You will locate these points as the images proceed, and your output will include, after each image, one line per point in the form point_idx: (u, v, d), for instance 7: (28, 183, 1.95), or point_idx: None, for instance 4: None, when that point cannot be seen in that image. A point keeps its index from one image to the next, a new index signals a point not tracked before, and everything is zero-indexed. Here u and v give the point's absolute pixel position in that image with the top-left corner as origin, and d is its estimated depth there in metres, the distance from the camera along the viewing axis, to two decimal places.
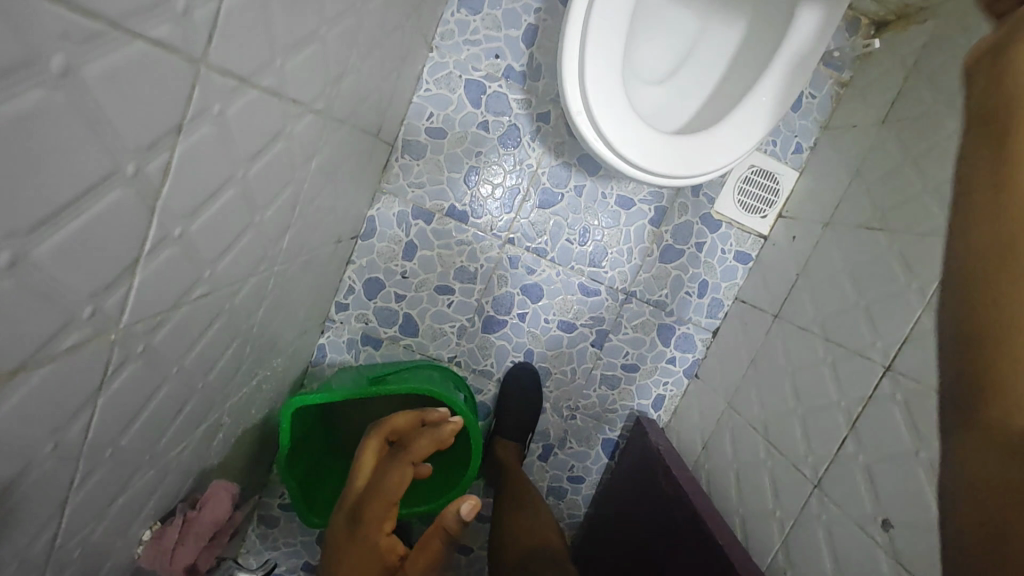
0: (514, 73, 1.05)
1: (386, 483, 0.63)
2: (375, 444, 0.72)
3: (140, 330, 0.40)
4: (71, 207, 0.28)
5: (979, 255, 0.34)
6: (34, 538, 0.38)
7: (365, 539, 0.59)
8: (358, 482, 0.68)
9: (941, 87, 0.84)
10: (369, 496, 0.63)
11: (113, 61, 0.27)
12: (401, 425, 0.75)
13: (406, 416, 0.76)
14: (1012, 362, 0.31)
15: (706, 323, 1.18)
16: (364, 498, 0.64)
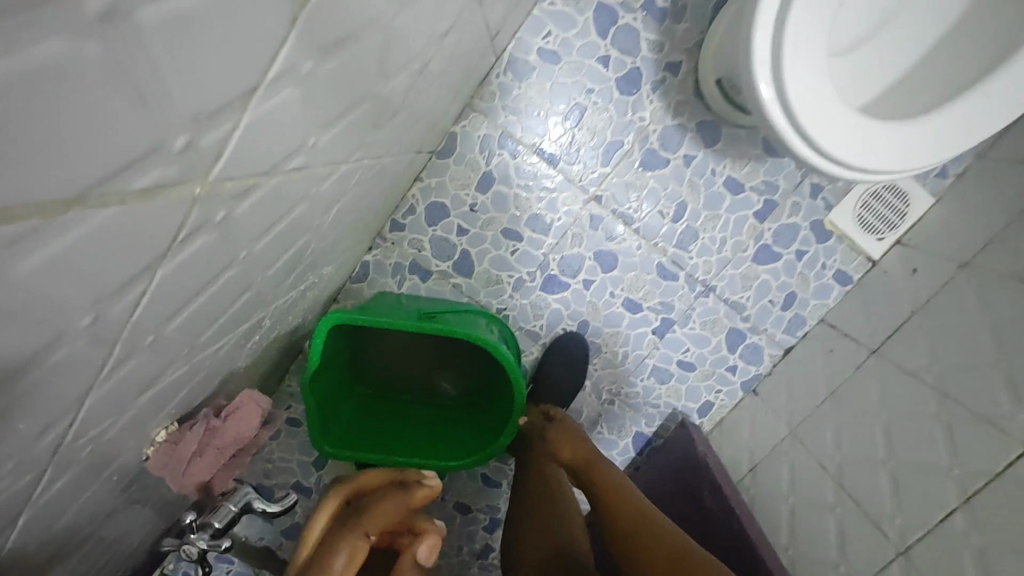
0: (655, 8, 0.91)
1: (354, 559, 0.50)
2: (331, 497, 0.58)
3: (226, 192, 0.30)
4: None
5: None
6: (45, 432, 0.29)
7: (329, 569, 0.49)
8: (302, 544, 0.53)
9: None
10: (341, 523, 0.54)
11: None
12: (370, 479, 0.62)
13: (378, 472, 0.63)
14: None
15: (781, 339, 1.07)
16: (326, 538, 0.52)
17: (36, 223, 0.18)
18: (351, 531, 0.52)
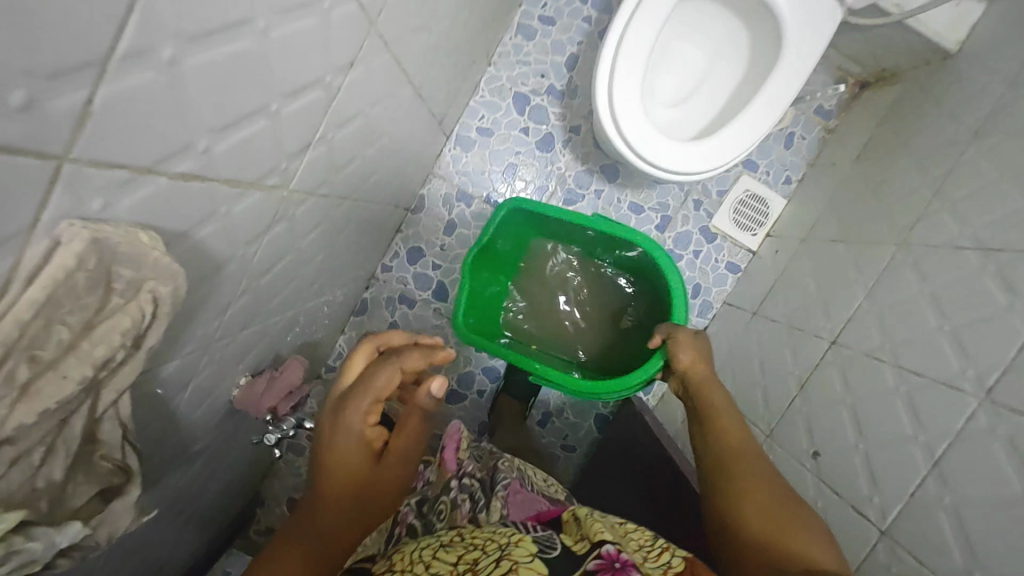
0: (554, 91, 1.27)
1: (346, 422, 0.63)
2: (363, 346, 0.74)
3: (292, 198, 0.60)
4: (306, 91, 0.49)
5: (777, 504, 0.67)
6: (213, 322, 0.57)
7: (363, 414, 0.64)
8: (343, 379, 0.72)
9: (900, 134, 1.05)
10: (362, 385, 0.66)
11: (345, 12, 0.48)
12: (394, 339, 0.76)
13: (400, 335, 0.77)
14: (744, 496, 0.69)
15: (696, 322, 1.35)
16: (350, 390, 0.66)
17: (245, 190, 0.49)
18: (389, 369, 0.66)
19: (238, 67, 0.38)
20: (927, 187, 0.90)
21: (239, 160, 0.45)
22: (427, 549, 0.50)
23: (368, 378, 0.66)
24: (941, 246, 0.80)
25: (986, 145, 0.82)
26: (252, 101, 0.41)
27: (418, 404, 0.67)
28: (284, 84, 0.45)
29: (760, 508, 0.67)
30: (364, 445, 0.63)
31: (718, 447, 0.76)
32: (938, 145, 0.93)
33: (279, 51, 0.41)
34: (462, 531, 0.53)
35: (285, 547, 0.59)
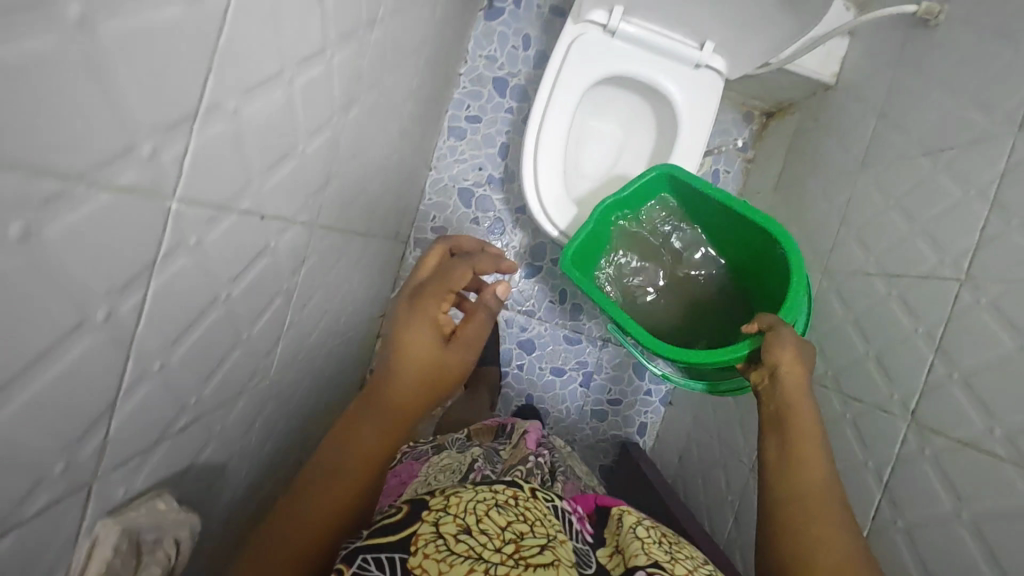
0: (495, 180, 1.37)
1: (410, 348, 0.64)
2: (438, 249, 0.81)
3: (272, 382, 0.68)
4: (262, 308, 0.58)
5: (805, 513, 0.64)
6: None
7: (423, 305, 0.67)
8: (420, 272, 0.78)
9: (806, 163, 1.15)
10: (431, 285, 0.70)
11: (283, 239, 0.57)
12: (465, 243, 0.83)
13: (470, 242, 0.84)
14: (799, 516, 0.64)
15: None
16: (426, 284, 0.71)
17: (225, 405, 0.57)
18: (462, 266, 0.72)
19: (201, 334, 0.49)
20: (835, 214, 0.99)
21: (215, 390, 0.53)
22: (482, 502, 0.48)
23: (422, 309, 0.67)
24: (853, 273, 0.89)
25: (871, 175, 0.92)
26: (224, 346, 0.53)
27: (486, 308, 0.71)
28: (244, 319, 0.55)
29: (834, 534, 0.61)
30: (433, 347, 0.65)
31: (795, 452, 0.68)
32: (835, 174, 1.03)
33: (235, 301, 0.52)
34: (517, 490, 0.51)
35: (344, 435, 0.62)
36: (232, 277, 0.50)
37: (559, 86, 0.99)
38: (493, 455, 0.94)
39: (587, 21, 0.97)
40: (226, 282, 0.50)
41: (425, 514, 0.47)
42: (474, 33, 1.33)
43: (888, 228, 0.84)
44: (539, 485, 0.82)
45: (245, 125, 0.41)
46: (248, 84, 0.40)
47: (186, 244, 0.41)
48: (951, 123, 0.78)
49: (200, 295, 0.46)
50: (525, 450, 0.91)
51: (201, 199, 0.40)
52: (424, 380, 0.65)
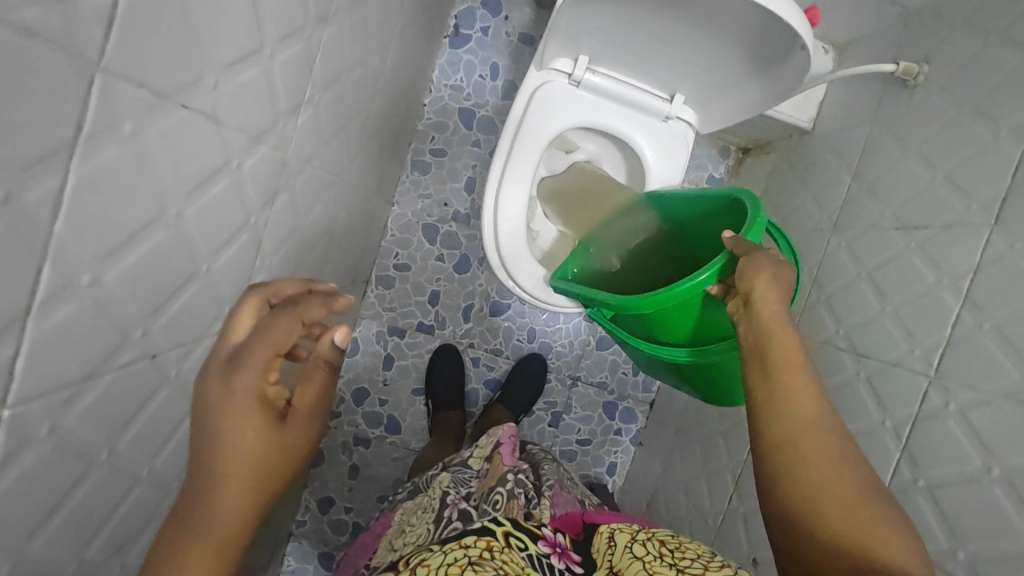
0: (461, 215, 1.31)
1: (236, 442, 0.40)
2: (248, 297, 0.45)
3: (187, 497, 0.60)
4: (173, 433, 0.51)
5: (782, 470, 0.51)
6: None
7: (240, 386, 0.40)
8: (221, 336, 0.43)
9: (781, 211, 1.10)
10: (239, 344, 0.42)
11: (194, 357, 0.51)
12: (286, 286, 0.47)
13: (291, 280, 0.48)
14: (774, 452, 0.52)
15: (643, 397, 1.40)
16: (233, 350, 0.42)
17: (127, 544, 0.50)
18: (286, 315, 0.43)
19: (81, 507, 0.41)
20: (808, 273, 0.95)
21: (112, 536, 0.47)
22: (452, 566, 0.47)
23: (238, 392, 0.40)
24: (823, 342, 0.85)
25: (844, 239, 0.88)
26: (113, 500, 0.45)
27: (326, 361, 0.46)
28: (146, 460, 0.48)
29: (838, 470, 0.50)
30: (264, 436, 0.41)
31: (780, 389, 0.54)
32: (808, 229, 0.99)
33: (129, 451, 0.44)
34: (490, 541, 0.51)
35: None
36: (119, 431, 0.42)
37: (517, 141, 0.92)
38: (466, 475, 0.95)
39: (552, 69, 0.90)
40: (111, 440, 0.42)
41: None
42: (439, 62, 1.27)
43: (859, 302, 0.80)
44: (522, 504, 0.81)
45: (110, 289, 0.35)
46: (108, 247, 0.34)
47: (34, 438, 0.33)
48: (927, 199, 0.74)
49: (75, 471, 0.38)
50: (504, 466, 0.91)
51: (47, 388, 0.33)
52: (266, 478, 0.41)
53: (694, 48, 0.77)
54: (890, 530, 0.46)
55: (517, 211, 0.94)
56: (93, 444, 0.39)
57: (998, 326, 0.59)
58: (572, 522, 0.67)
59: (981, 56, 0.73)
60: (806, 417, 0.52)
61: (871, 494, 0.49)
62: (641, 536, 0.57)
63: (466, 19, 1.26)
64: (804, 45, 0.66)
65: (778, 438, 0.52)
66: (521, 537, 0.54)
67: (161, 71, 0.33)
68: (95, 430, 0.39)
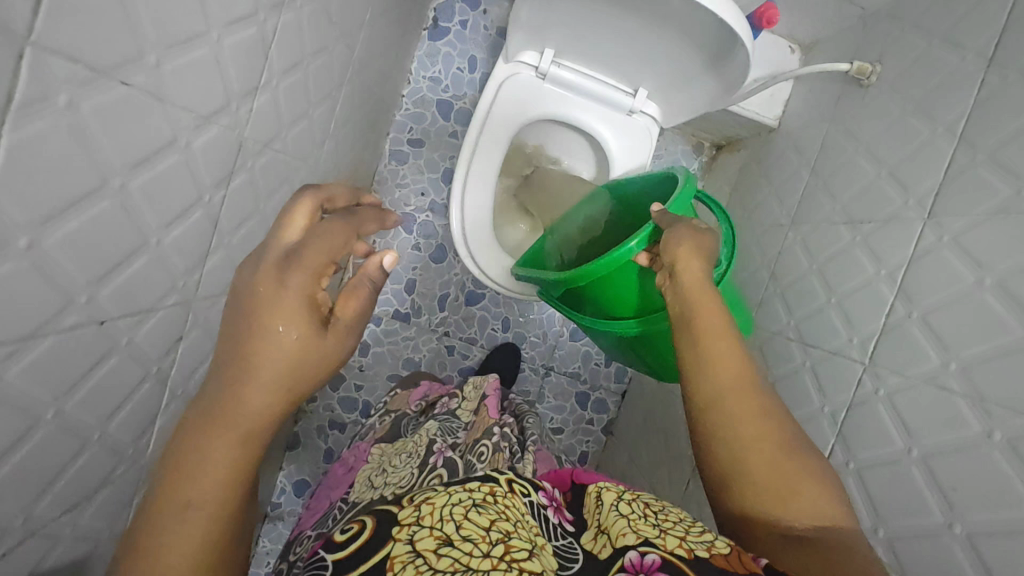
0: (438, 205, 1.33)
1: (276, 337, 0.45)
2: (301, 202, 0.51)
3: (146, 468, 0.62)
4: (126, 401, 0.53)
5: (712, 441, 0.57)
6: None
7: (289, 286, 0.46)
8: (274, 234, 0.49)
9: (747, 206, 1.13)
10: (296, 246, 0.48)
11: (147, 327, 0.53)
12: (328, 198, 0.55)
13: (340, 191, 0.58)
14: (703, 423, 0.58)
15: (615, 388, 1.42)
16: (290, 249, 0.48)
17: (81, 505, 0.52)
18: (342, 229, 0.51)
19: (30, 462, 0.43)
20: (767, 265, 0.98)
21: (63, 496, 0.49)
22: (458, 506, 0.48)
23: (286, 291, 0.46)
24: (776, 332, 0.87)
25: (800, 233, 0.91)
26: (63, 460, 0.47)
27: (369, 283, 0.54)
28: (97, 424, 0.50)
29: (761, 441, 0.55)
30: (309, 334, 0.47)
31: (707, 358, 0.60)
32: (770, 223, 1.01)
33: (78, 413, 0.47)
34: (493, 487, 0.52)
35: (187, 463, 0.42)
36: (67, 392, 0.44)
37: (484, 131, 0.95)
38: (452, 426, 1.00)
39: (519, 61, 0.92)
40: (59, 400, 0.44)
41: (397, 531, 0.47)
42: (418, 54, 1.28)
43: (809, 293, 0.83)
44: (505, 458, 0.87)
45: (50, 253, 0.37)
46: (46, 215, 0.36)
47: None
48: (872, 194, 0.77)
49: (21, 427, 0.40)
50: (490, 418, 0.96)
51: None
52: (295, 381, 0.47)
53: (653, 45, 0.79)
54: (807, 482, 0.53)
55: (482, 200, 0.97)
56: (39, 402, 0.41)
57: (925, 315, 0.61)
58: (564, 480, 0.73)
59: (926, 56, 0.75)
60: (726, 383, 0.58)
61: (793, 450, 0.55)
62: (628, 495, 0.57)
63: (445, 11, 1.28)
64: (745, 44, 0.69)
65: (707, 408, 0.58)
66: (524, 486, 0.56)
67: (99, 49, 0.36)
68: (42, 389, 0.41)
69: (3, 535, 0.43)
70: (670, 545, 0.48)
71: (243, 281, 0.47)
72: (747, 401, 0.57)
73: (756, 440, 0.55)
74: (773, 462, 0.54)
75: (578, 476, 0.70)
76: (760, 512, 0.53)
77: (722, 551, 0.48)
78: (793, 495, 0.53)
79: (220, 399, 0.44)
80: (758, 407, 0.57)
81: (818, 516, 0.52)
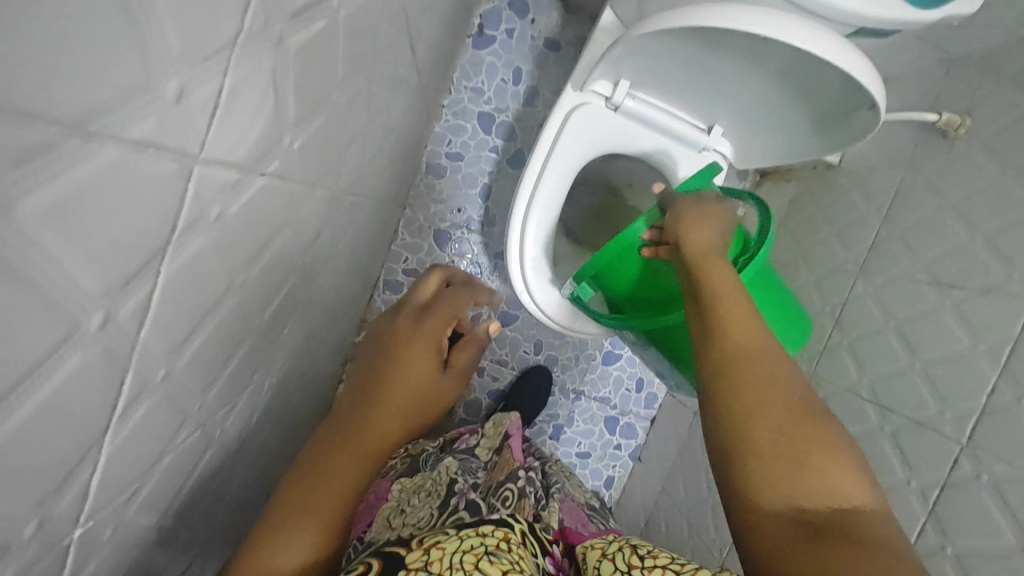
0: (474, 222, 1.27)
1: (403, 377, 0.72)
2: (433, 276, 0.86)
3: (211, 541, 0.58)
4: None
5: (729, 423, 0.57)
6: None
7: (421, 331, 0.77)
8: (419, 293, 0.83)
9: (801, 243, 1.10)
10: (430, 308, 0.80)
11: None
12: (456, 275, 0.89)
13: (459, 270, 0.91)
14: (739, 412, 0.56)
15: (645, 413, 1.40)
16: (423, 309, 0.80)
17: None
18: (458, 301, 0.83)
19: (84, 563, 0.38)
20: (830, 311, 0.95)
21: None
22: (469, 554, 0.54)
23: (416, 348, 0.75)
24: (843, 387, 0.85)
25: (872, 284, 0.88)
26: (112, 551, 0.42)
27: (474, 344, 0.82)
28: None
29: (782, 417, 0.55)
30: (431, 372, 0.74)
31: (740, 362, 0.59)
32: (832, 266, 0.99)
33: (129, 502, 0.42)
34: (507, 533, 0.59)
35: (301, 493, 0.59)
36: (126, 484, 0.40)
37: (547, 162, 0.90)
38: (472, 465, 0.97)
39: (590, 90, 0.88)
40: (115, 495, 0.39)
41: (411, 562, 0.54)
42: (460, 63, 1.22)
43: (885, 352, 0.80)
44: (529, 506, 0.85)
45: (124, 332, 0.32)
46: (139, 301, 0.32)
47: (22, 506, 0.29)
48: (965, 258, 0.74)
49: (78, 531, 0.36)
50: (514, 460, 0.94)
51: (52, 461, 0.29)
52: (413, 409, 0.71)
53: (754, 92, 0.75)
54: (826, 454, 0.53)
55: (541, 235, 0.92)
56: (96, 501, 0.37)
57: None
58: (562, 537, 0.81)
59: None
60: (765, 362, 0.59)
61: (820, 415, 0.56)
62: (610, 550, 0.59)
63: (491, 18, 1.21)
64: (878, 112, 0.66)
65: (718, 368, 0.60)
66: (530, 542, 0.63)
67: (228, 140, 0.36)
68: (100, 487, 0.36)
69: None
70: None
71: (388, 332, 0.77)
72: (759, 361, 0.59)
73: (779, 406, 0.56)
74: (791, 426, 0.54)
75: (571, 536, 0.80)
76: (771, 485, 0.52)
77: None
78: (825, 471, 0.52)
79: (364, 412, 0.67)
80: (787, 380, 0.58)
81: (853, 494, 0.51)
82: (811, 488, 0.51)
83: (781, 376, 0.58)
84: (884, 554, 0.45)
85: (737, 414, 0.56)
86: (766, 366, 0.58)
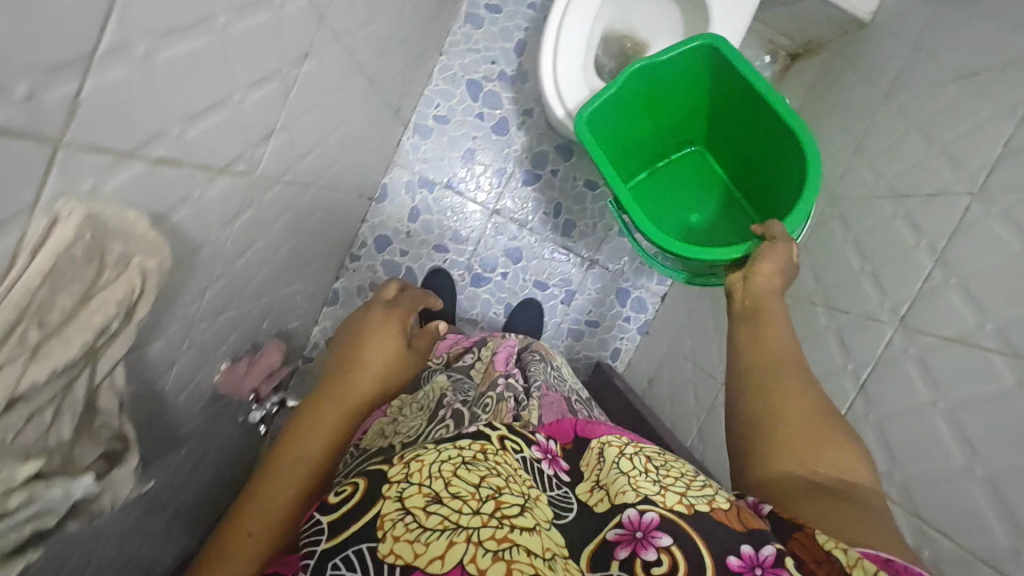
0: (506, 76, 1.33)
1: (357, 378, 0.73)
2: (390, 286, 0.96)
3: (260, 182, 0.64)
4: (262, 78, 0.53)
5: (752, 437, 0.63)
6: (195, 302, 0.61)
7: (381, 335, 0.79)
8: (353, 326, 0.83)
9: (825, 99, 1.13)
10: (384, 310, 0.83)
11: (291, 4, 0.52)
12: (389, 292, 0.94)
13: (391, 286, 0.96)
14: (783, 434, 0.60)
15: (656, 289, 1.43)
16: (369, 318, 0.82)
17: (213, 174, 0.52)
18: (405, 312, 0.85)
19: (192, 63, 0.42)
20: (851, 143, 0.98)
21: (205, 143, 0.48)
22: (447, 463, 0.45)
23: (369, 351, 0.76)
24: (862, 196, 0.88)
25: (896, 105, 0.91)
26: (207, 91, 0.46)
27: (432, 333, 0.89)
28: (241, 79, 0.49)
29: (799, 420, 0.61)
30: (398, 346, 0.79)
31: (781, 405, 0.62)
32: (856, 106, 1.01)
33: (234, 47, 0.46)
34: (485, 444, 0.49)
35: (302, 426, 0.67)
36: (235, 7, 0.44)
37: None
38: (464, 385, 0.81)
39: None
40: (226, 9, 0.43)
41: (388, 488, 0.44)
42: None
43: (907, 152, 0.83)
44: (511, 406, 0.72)
45: None
46: None
47: None
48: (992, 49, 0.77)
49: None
50: (497, 370, 0.82)
51: None
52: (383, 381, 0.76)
53: None
54: (834, 446, 0.59)
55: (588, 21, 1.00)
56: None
57: None
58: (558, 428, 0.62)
59: None
60: (794, 379, 0.65)
61: (827, 414, 0.61)
62: (629, 450, 0.55)
63: None
64: None
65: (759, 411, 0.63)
66: (516, 440, 0.52)
67: None
68: None
69: (166, 131, 0.43)
70: (669, 503, 0.49)
71: (351, 324, 0.84)
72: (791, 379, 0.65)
73: (820, 424, 0.60)
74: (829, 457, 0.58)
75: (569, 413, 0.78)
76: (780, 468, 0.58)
77: (721, 505, 0.49)
78: (801, 509, 0.54)
79: (329, 398, 0.71)
80: (794, 365, 0.67)
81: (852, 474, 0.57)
82: (819, 460, 0.58)
83: (799, 380, 0.65)
84: (871, 517, 0.54)
85: (758, 446, 0.61)
86: (794, 374, 0.66)
